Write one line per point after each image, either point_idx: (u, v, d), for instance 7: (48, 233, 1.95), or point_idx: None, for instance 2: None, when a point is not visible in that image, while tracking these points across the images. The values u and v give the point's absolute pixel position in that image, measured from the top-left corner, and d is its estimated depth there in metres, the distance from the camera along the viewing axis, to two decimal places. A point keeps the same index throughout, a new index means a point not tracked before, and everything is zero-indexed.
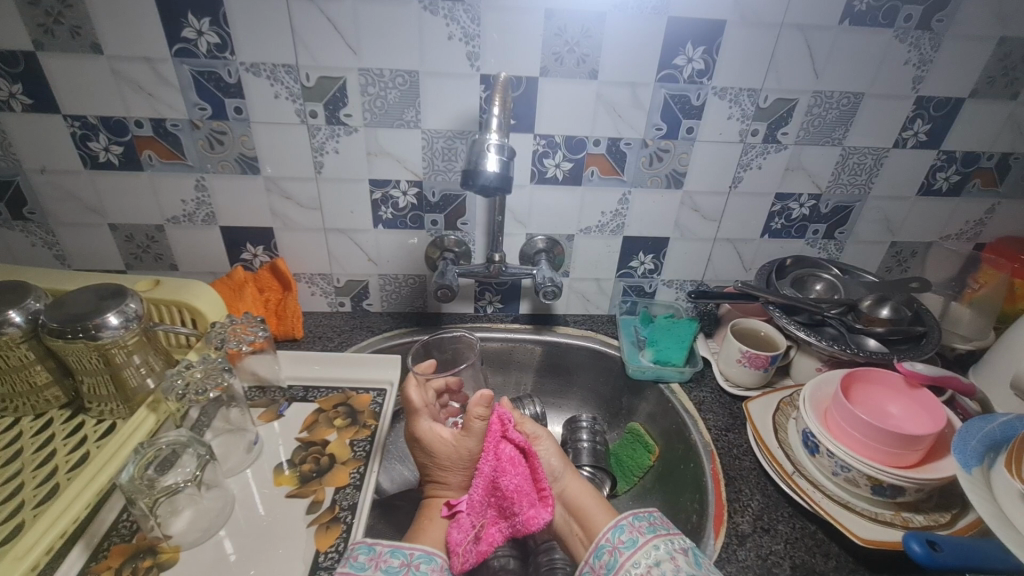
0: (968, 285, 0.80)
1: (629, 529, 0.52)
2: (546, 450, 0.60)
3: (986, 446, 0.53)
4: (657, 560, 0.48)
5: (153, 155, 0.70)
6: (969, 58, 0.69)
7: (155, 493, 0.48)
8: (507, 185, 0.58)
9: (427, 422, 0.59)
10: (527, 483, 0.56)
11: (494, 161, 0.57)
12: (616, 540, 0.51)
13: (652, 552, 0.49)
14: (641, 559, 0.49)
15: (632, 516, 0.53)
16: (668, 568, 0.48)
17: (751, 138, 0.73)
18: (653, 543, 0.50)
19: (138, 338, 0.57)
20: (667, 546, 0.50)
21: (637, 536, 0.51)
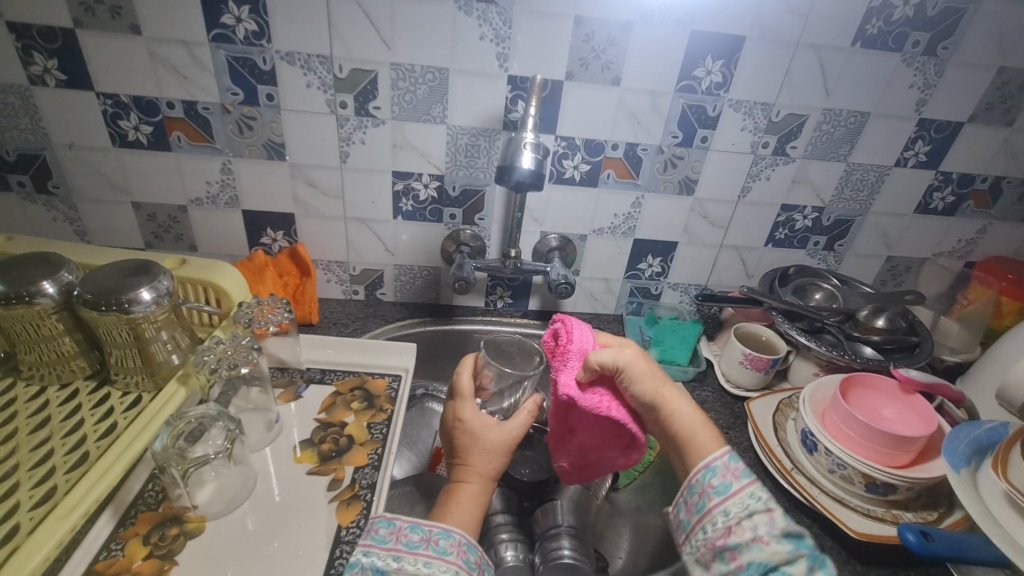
0: (958, 300, 0.85)
1: (722, 472, 0.47)
2: (636, 379, 0.53)
3: (973, 449, 0.57)
4: (750, 512, 0.44)
5: (182, 137, 0.71)
6: (970, 85, 0.73)
7: (186, 463, 0.49)
8: (540, 184, 0.62)
9: (471, 411, 0.57)
10: (610, 428, 0.54)
11: (530, 157, 0.61)
12: (706, 483, 0.47)
13: (745, 502, 0.45)
14: (732, 509, 0.45)
15: (727, 457, 0.48)
16: (762, 521, 0.43)
17: (761, 149, 0.77)
18: (749, 492, 0.45)
19: (167, 314, 0.59)
20: (764, 496, 0.45)
21: (731, 481, 0.46)
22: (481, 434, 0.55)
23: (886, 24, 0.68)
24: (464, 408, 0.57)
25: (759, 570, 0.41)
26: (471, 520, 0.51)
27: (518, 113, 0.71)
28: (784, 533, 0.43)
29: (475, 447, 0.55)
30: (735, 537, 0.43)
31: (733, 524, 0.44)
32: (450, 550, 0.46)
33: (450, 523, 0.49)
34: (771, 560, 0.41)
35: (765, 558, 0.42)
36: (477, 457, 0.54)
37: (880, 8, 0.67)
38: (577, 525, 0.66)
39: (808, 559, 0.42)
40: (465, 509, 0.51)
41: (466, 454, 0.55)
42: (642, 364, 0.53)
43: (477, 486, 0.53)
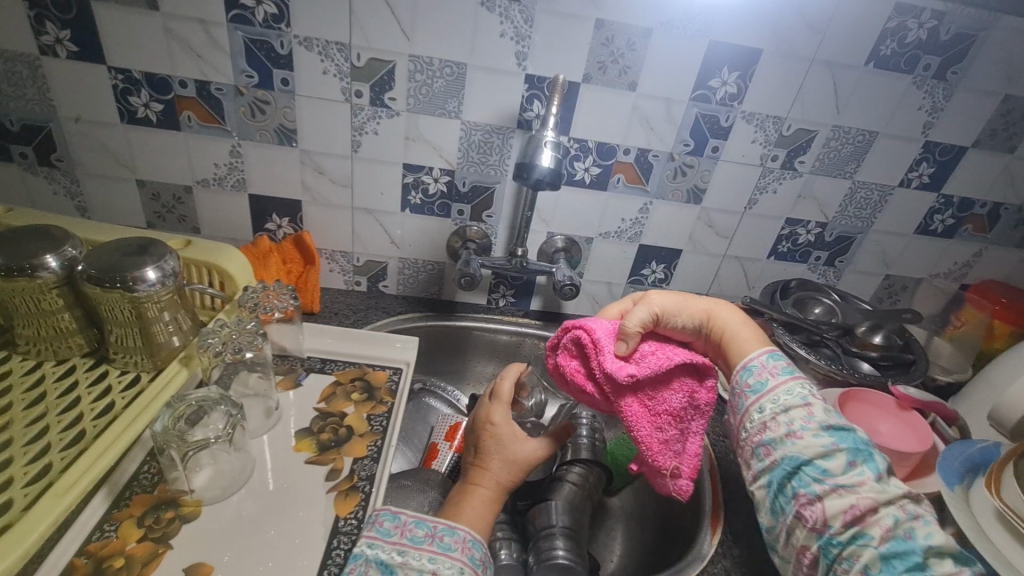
0: (950, 321, 0.86)
1: (758, 370, 0.47)
2: (675, 310, 0.51)
3: (966, 468, 0.58)
4: (785, 407, 0.45)
5: (193, 117, 0.70)
6: (976, 111, 0.75)
7: (186, 446, 0.48)
8: (558, 182, 0.65)
9: (502, 415, 0.57)
10: (673, 378, 0.47)
11: (548, 156, 0.63)
12: (742, 384, 0.48)
13: (781, 397, 0.46)
14: (768, 405, 0.46)
15: (766, 356, 0.48)
16: (799, 416, 0.44)
17: (770, 162, 0.77)
18: (784, 390, 0.46)
19: (170, 295, 0.58)
20: (801, 393, 0.46)
21: (767, 379, 0.47)
22: (507, 444, 0.55)
23: (900, 46, 0.69)
24: (501, 408, 0.58)
25: (792, 463, 0.43)
26: (483, 524, 0.51)
27: (533, 113, 0.71)
28: (822, 426, 0.44)
29: (497, 455, 0.55)
30: (770, 432, 0.45)
31: (768, 420, 0.45)
32: (455, 546, 0.46)
33: (461, 525, 0.49)
34: (805, 453, 0.43)
35: (799, 451, 0.43)
36: (496, 464, 0.55)
37: (894, 30, 0.68)
38: (571, 526, 0.66)
39: (846, 452, 0.42)
40: (477, 512, 0.51)
41: (484, 460, 0.55)
42: (671, 292, 0.51)
43: (489, 492, 0.53)
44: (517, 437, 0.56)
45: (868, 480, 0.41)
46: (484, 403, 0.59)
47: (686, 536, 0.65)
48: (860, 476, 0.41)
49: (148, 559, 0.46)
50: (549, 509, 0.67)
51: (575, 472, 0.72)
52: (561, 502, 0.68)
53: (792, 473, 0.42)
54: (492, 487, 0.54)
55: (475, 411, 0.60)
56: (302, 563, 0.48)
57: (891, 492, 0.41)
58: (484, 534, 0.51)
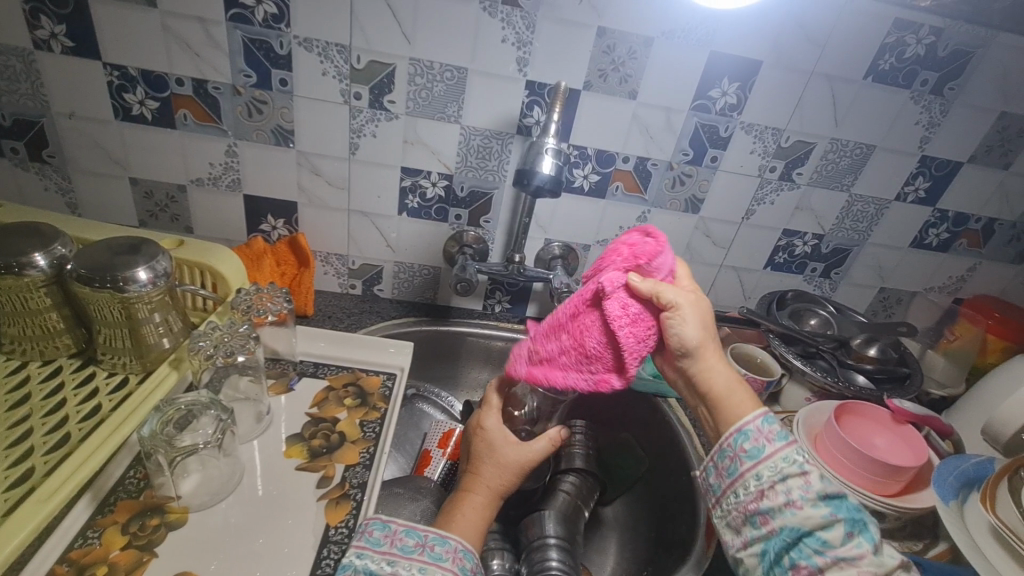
0: (944, 335, 0.86)
1: (755, 435, 0.43)
2: (683, 321, 0.45)
3: (961, 483, 0.58)
4: (783, 475, 0.41)
5: (189, 115, 0.69)
6: (972, 127, 0.75)
7: (173, 452, 0.47)
8: (558, 189, 0.65)
9: (494, 420, 0.57)
10: (614, 339, 0.45)
11: (549, 163, 0.63)
12: (737, 448, 0.43)
13: (778, 464, 0.42)
14: (764, 472, 0.42)
15: (761, 419, 0.44)
16: (796, 485, 0.41)
17: (768, 173, 0.78)
18: (782, 456, 0.42)
19: (162, 295, 0.57)
20: (800, 458, 0.42)
21: (764, 444, 0.43)
22: (498, 447, 0.55)
23: (898, 61, 0.70)
24: (489, 414, 0.58)
25: (791, 535, 0.40)
26: (475, 532, 0.50)
27: (533, 119, 0.71)
28: (819, 495, 0.40)
29: (489, 460, 0.54)
30: (767, 501, 0.41)
31: (766, 488, 0.42)
32: (445, 556, 0.45)
33: (453, 533, 0.48)
34: (805, 525, 0.39)
35: (799, 523, 0.39)
36: (487, 469, 0.54)
37: (893, 45, 0.68)
38: (565, 537, 0.65)
39: (845, 523, 0.39)
40: (469, 519, 0.50)
41: (477, 465, 0.55)
42: (696, 310, 0.46)
43: (482, 498, 0.53)
44: (507, 441, 0.56)
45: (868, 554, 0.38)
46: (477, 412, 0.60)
47: (679, 547, 0.65)
48: (858, 550, 0.38)
49: (131, 568, 0.44)
50: (542, 519, 0.66)
51: (569, 481, 0.72)
52: (554, 512, 0.67)
53: (791, 545, 0.39)
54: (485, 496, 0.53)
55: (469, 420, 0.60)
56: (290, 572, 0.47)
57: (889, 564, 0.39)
58: (476, 543, 0.49)
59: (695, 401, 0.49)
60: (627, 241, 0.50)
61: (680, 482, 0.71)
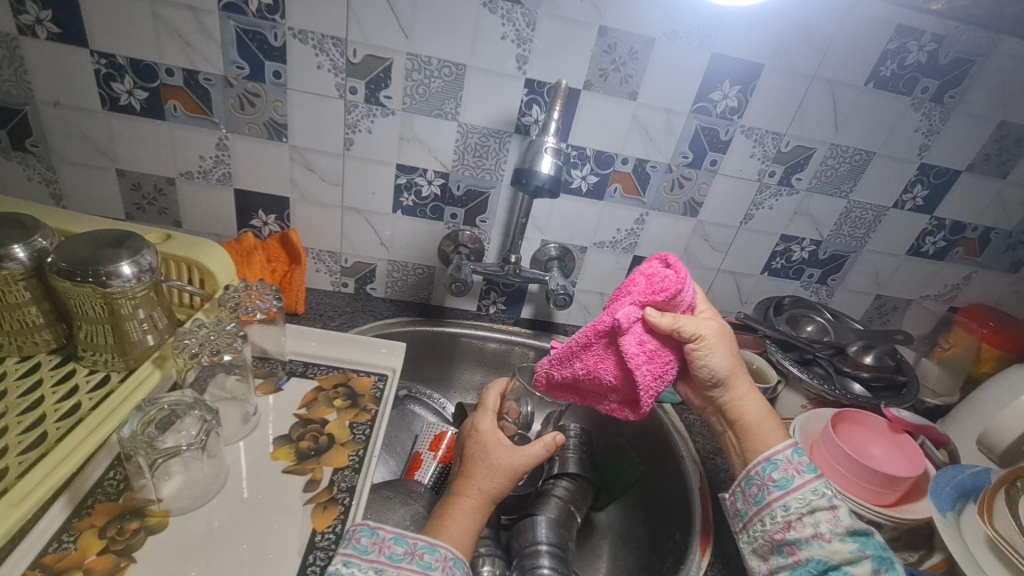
0: (939, 343, 0.86)
1: (784, 466, 0.50)
2: (714, 352, 0.52)
3: (958, 493, 0.57)
4: (811, 508, 0.47)
5: (179, 107, 0.67)
6: (972, 135, 0.75)
7: (154, 454, 0.46)
8: (557, 189, 0.63)
9: (489, 422, 0.56)
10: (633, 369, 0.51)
11: (548, 163, 0.62)
12: (766, 476, 0.50)
13: (807, 496, 0.48)
14: (792, 502, 0.48)
15: (791, 450, 0.50)
16: (824, 518, 0.47)
17: (768, 178, 0.77)
18: (810, 488, 0.48)
19: (146, 291, 0.55)
20: (828, 492, 0.48)
21: (793, 475, 0.49)
22: (492, 449, 0.54)
23: (900, 68, 0.69)
24: (484, 417, 0.57)
25: (818, 566, 0.45)
26: (465, 537, 0.49)
27: (532, 118, 0.70)
28: (846, 529, 0.46)
29: (483, 463, 0.53)
30: (795, 532, 0.47)
31: (794, 518, 0.48)
32: (435, 565, 0.44)
33: (442, 540, 0.47)
34: (832, 558, 0.45)
35: (826, 555, 0.45)
36: (480, 471, 0.53)
37: (895, 52, 0.68)
38: (557, 544, 0.64)
39: (872, 559, 0.44)
40: (460, 524, 0.49)
41: (470, 468, 0.53)
42: (724, 343, 0.53)
43: (475, 503, 0.51)
44: (501, 442, 0.55)
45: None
46: (471, 415, 0.59)
47: (673, 554, 0.64)
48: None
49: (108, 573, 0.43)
50: (535, 525, 0.65)
51: (562, 486, 0.71)
52: (547, 518, 0.66)
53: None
54: (477, 501, 0.51)
55: (463, 424, 0.59)
56: None
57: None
58: (466, 549, 0.48)
59: (724, 426, 0.56)
60: (646, 271, 0.53)
61: (674, 489, 0.70)
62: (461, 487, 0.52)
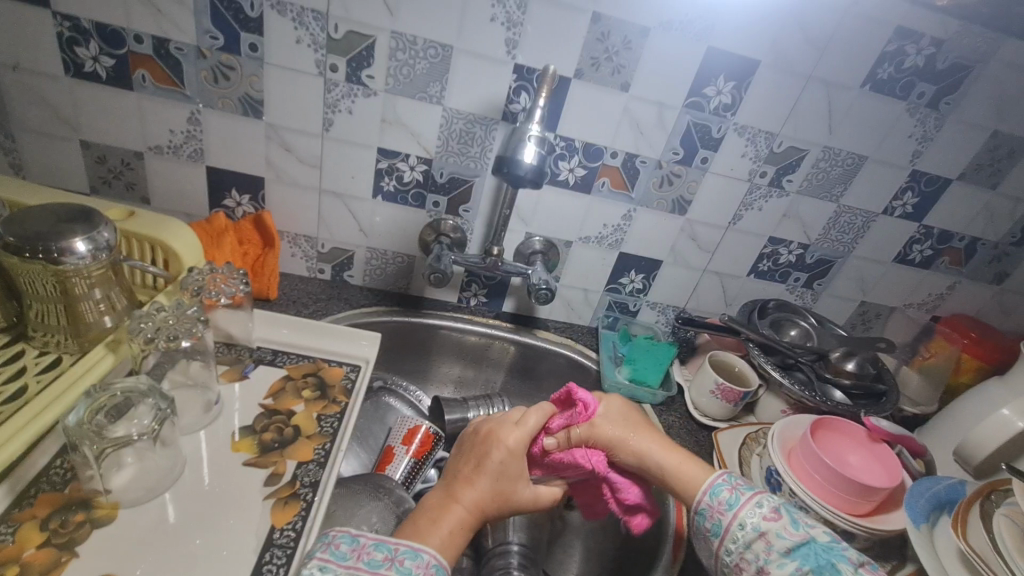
0: (920, 352, 0.85)
1: (710, 513, 0.49)
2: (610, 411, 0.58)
3: (932, 505, 0.57)
4: (745, 544, 0.46)
5: (147, 76, 0.64)
6: (964, 144, 0.74)
7: (102, 443, 0.43)
8: (541, 180, 0.61)
9: (514, 438, 0.53)
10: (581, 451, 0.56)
11: (532, 151, 0.59)
12: (704, 530, 0.50)
13: (738, 535, 0.47)
14: (732, 545, 0.47)
15: (709, 495, 0.50)
16: (759, 548, 0.45)
17: (758, 178, 0.75)
18: (737, 524, 0.48)
19: (103, 270, 0.52)
20: (754, 520, 0.47)
21: (720, 519, 0.49)
22: (507, 474, 0.52)
23: (897, 71, 0.68)
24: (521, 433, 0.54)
25: None
26: (450, 545, 0.47)
27: (520, 105, 0.68)
28: (782, 550, 0.45)
29: (493, 480, 0.51)
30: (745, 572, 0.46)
31: (739, 561, 0.47)
32: (415, 572, 0.42)
33: (428, 545, 0.45)
34: None
35: None
36: (482, 484, 0.51)
37: (893, 54, 0.66)
38: (527, 544, 0.63)
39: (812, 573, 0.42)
40: (450, 529, 0.48)
41: (476, 477, 0.51)
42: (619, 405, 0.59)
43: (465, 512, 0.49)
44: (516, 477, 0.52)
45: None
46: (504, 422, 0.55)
47: (645, 558, 0.63)
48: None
49: (46, 569, 0.40)
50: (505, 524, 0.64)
51: None
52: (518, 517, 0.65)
53: None
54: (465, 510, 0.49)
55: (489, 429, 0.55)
56: None
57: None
58: (450, 556, 0.47)
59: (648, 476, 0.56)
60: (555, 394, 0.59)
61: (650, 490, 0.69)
62: (461, 488, 0.51)
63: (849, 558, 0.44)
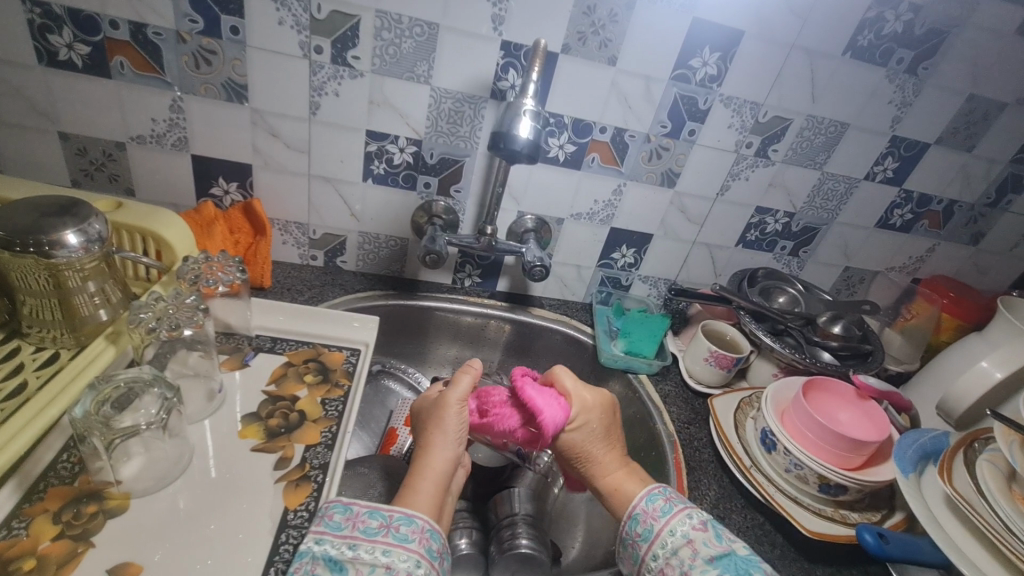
0: (902, 313, 0.88)
1: (643, 518, 0.51)
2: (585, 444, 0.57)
3: (919, 456, 0.60)
4: (674, 549, 0.48)
5: (126, 63, 0.62)
6: (942, 109, 0.76)
7: (112, 434, 0.43)
8: (535, 155, 0.61)
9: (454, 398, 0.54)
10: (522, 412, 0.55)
11: (526, 126, 0.59)
12: (633, 534, 0.51)
13: (667, 541, 0.49)
14: (659, 550, 0.49)
15: (646, 501, 0.52)
16: (686, 554, 0.47)
17: (745, 149, 0.76)
18: (668, 531, 0.49)
19: (97, 263, 0.52)
20: (683, 529, 0.49)
21: (652, 524, 0.51)
22: (450, 427, 0.53)
23: (876, 38, 0.69)
24: (458, 392, 0.54)
25: None
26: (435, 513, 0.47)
27: (508, 82, 0.67)
28: (706, 558, 0.46)
29: (442, 441, 0.52)
30: None
31: (664, 565, 0.48)
32: (411, 537, 0.43)
33: (419, 512, 0.46)
34: None
35: None
36: (439, 441, 0.52)
37: (873, 21, 0.67)
38: (534, 514, 0.65)
39: None
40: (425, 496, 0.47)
41: (427, 442, 0.52)
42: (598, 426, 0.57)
43: (432, 484, 0.49)
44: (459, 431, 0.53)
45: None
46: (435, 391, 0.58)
47: None
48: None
49: (64, 560, 0.41)
50: (512, 497, 0.66)
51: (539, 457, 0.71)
52: (524, 489, 0.67)
53: None
54: (436, 489, 0.49)
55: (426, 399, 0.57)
56: (246, 559, 0.44)
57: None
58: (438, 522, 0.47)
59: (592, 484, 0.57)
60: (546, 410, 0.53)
61: (650, 457, 0.71)
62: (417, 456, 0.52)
63: (766, 571, 0.46)
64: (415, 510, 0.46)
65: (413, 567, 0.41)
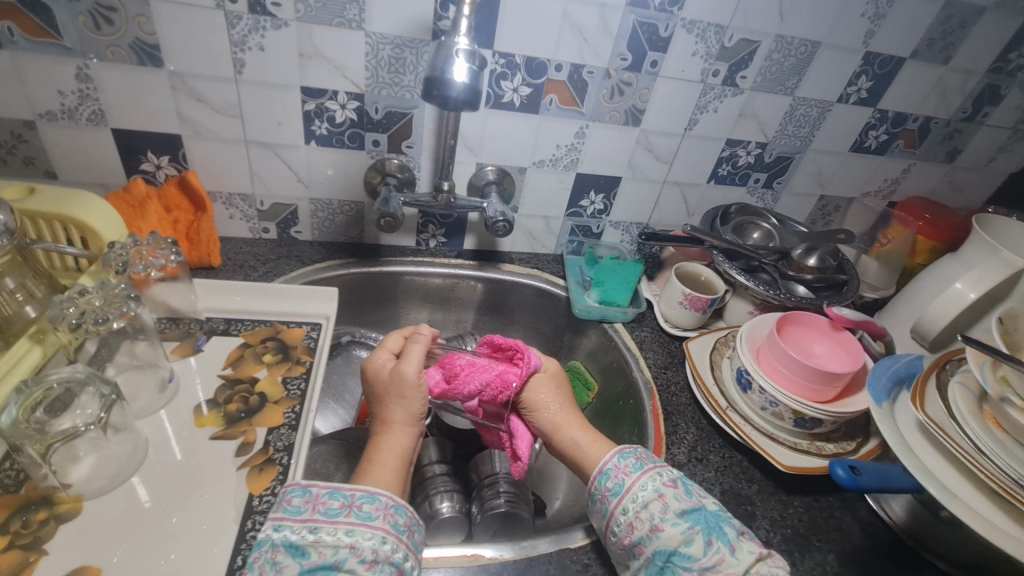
0: (878, 239, 0.87)
1: (614, 473, 0.51)
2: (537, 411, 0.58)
3: (892, 383, 0.59)
4: (645, 502, 0.48)
5: (14, 28, 0.55)
6: (918, 18, 0.71)
7: (48, 438, 0.40)
8: (477, 100, 0.56)
9: (410, 367, 0.54)
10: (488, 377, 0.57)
11: (463, 69, 0.54)
12: (603, 489, 0.50)
13: (638, 495, 0.48)
14: (629, 504, 0.48)
15: (618, 457, 0.52)
16: (656, 508, 0.47)
17: (711, 78, 0.72)
18: (640, 485, 0.49)
19: (9, 259, 0.50)
20: (654, 483, 0.49)
21: (623, 479, 0.50)
22: (410, 397, 0.53)
23: None
24: (413, 365, 0.54)
25: (661, 558, 0.45)
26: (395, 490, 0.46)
27: (449, 21, 0.61)
28: (678, 512, 0.47)
29: (402, 412, 0.52)
30: (637, 531, 0.47)
31: (633, 519, 0.47)
32: (375, 514, 0.42)
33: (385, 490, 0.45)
34: (668, 546, 0.45)
35: (664, 544, 0.45)
36: (400, 413, 0.52)
37: None
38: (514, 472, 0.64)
39: (702, 533, 0.45)
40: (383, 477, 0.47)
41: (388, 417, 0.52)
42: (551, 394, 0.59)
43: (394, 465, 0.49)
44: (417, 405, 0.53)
45: (727, 557, 0.44)
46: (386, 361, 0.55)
47: None
48: (718, 555, 0.44)
49: (14, 571, 0.39)
50: (492, 457, 0.66)
51: None
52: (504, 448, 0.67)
53: (663, 568, 0.44)
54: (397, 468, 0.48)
55: (378, 368, 0.54)
56: (215, 549, 0.43)
57: (746, 560, 0.44)
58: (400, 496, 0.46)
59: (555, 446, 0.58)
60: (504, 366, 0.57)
61: (628, 405, 0.71)
62: (377, 432, 0.52)
63: (733, 525, 0.47)
64: (377, 489, 0.44)
65: (379, 544, 0.40)
